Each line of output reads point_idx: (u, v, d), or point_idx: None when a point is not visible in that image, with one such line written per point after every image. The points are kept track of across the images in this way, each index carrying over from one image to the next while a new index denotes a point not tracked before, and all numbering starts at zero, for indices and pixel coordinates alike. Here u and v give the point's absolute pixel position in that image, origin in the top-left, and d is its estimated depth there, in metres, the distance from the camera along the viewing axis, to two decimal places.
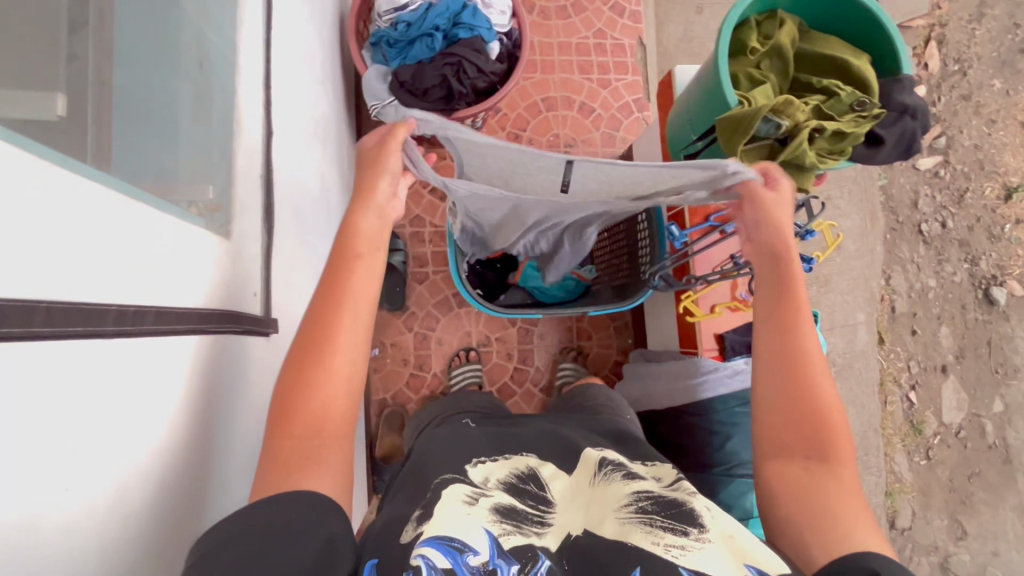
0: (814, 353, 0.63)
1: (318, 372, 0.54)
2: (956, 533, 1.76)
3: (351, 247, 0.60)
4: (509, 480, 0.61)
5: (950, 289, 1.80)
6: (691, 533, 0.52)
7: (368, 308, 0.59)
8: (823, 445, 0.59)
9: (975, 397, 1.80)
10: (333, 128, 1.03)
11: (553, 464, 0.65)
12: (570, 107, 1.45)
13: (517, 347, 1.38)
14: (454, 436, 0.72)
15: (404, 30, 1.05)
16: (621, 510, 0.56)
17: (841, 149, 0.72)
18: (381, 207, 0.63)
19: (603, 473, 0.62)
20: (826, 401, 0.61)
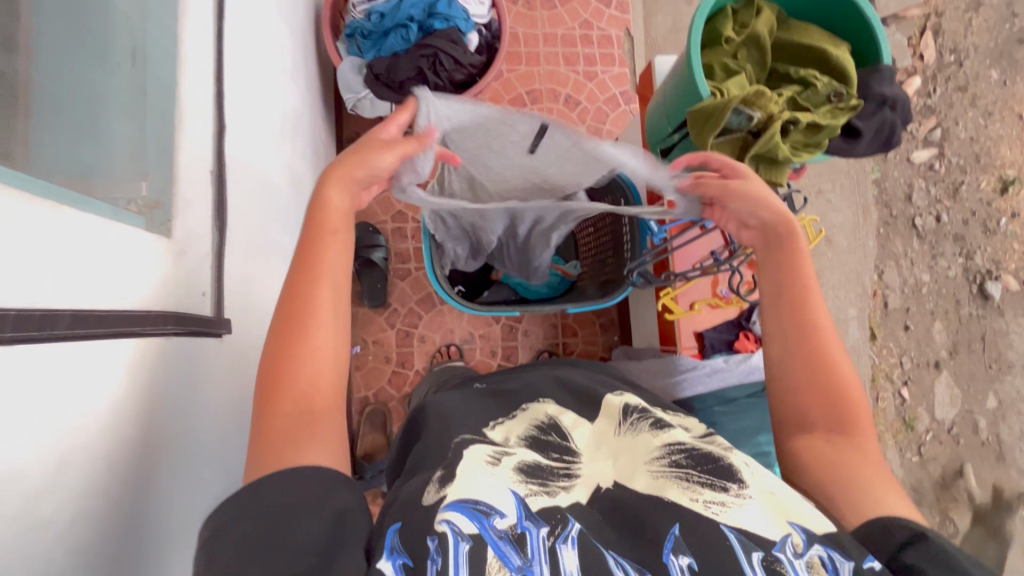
0: (828, 330, 0.59)
1: (300, 346, 0.52)
2: (948, 531, 1.75)
3: (325, 221, 0.56)
4: (530, 434, 0.58)
5: (943, 284, 1.77)
6: (731, 489, 0.49)
7: (344, 282, 0.56)
8: (841, 411, 0.56)
9: (969, 393, 1.78)
10: (308, 121, 1.01)
11: (573, 411, 0.64)
12: (555, 100, 1.43)
13: (501, 344, 1.36)
14: (452, 405, 0.69)
15: (378, 21, 1.03)
16: (652, 463, 0.53)
17: (818, 142, 0.71)
18: (358, 188, 0.59)
19: (629, 423, 0.59)
20: (850, 387, 0.57)
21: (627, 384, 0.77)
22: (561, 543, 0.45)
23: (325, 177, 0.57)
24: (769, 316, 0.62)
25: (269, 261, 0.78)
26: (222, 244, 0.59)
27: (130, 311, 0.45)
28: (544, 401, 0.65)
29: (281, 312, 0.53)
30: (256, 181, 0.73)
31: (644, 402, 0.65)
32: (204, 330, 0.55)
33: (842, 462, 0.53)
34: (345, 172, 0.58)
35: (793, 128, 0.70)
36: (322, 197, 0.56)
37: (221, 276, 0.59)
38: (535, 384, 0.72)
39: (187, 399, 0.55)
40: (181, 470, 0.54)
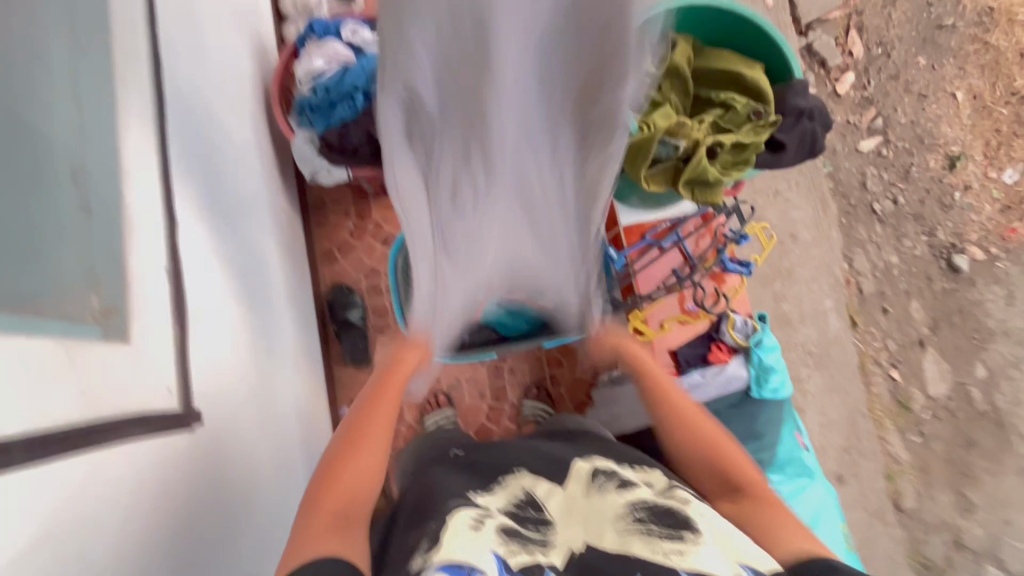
0: (710, 427, 0.75)
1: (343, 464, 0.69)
2: (963, 507, 1.74)
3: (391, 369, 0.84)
4: (508, 508, 0.58)
5: (912, 263, 1.83)
6: (687, 538, 0.52)
7: (377, 457, 0.72)
8: (734, 475, 0.70)
9: (957, 365, 1.81)
10: (268, 198, 1.04)
11: (546, 477, 0.64)
12: None
13: (489, 386, 1.37)
14: (428, 482, 0.67)
15: (324, 94, 1.06)
16: (617, 522, 0.54)
17: (745, 158, 0.75)
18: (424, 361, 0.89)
19: (596, 483, 0.60)
20: (727, 453, 0.72)
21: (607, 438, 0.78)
22: None
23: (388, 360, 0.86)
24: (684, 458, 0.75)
25: (244, 344, 0.80)
26: (186, 338, 0.60)
27: (93, 421, 0.45)
28: (519, 473, 0.64)
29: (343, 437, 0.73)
30: (218, 269, 0.75)
31: (612, 462, 0.66)
32: (174, 427, 0.55)
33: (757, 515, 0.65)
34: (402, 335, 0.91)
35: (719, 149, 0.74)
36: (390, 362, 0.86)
37: (187, 371, 0.59)
38: (513, 453, 0.71)
39: (166, 500, 0.55)
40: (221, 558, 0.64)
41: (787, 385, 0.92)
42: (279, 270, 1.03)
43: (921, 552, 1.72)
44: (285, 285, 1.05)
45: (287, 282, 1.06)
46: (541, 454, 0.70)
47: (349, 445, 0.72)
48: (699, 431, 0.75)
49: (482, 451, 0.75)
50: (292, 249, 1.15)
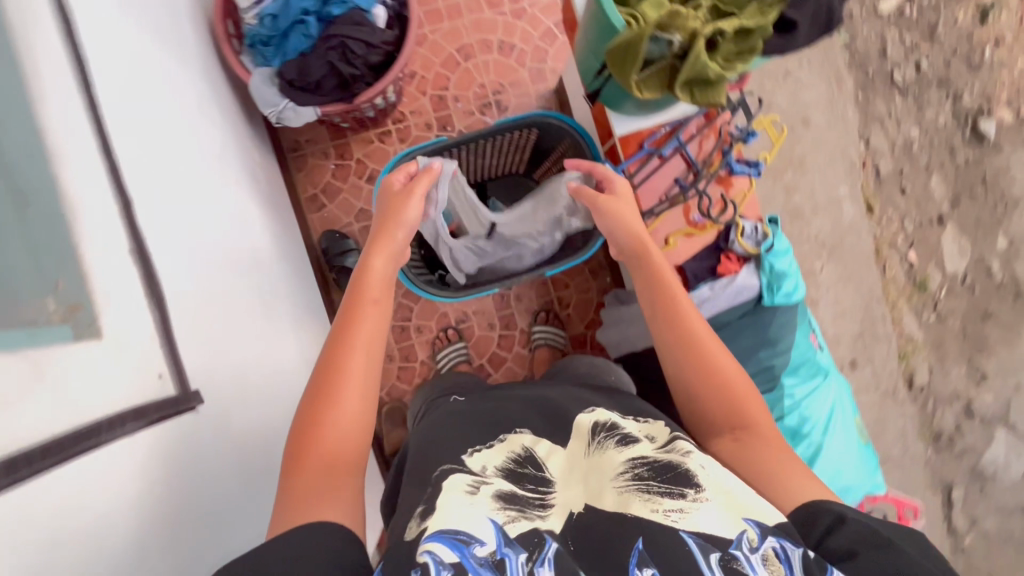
0: (711, 341, 0.68)
1: (324, 409, 0.56)
2: (976, 377, 1.77)
3: (368, 290, 0.65)
4: (507, 466, 0.58)
5: (934, 135, 1.72)
6: (689, 494, 0.51)
7: (367, 381, 0.59)
8: (735, 417, 0.63)
9: (977, 239, 1.75)
10: (235, 152, 0.97)
11: (548, 437, 0.63)
12: (489, 50, 1.37)
13: (497, 315, 1.37)
14: (430, 434, 0.67)
15: (272, 22, 0.94)
16: (617, 479, 0.55)
17: (750, 47, 0.62)
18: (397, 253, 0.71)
19: (597, 442, 0.60)
20: (736, 385, 0.64)
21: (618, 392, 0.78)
22: (539, 566, 0.46)
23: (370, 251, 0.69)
24: (671, 366, 0.68)
25: (237, 313, 0.77)
26: (168, 318, 0.58)
27: (79, 426, 0.44)
28: (521, 430, 0.63)
29: (318, 377, 0.59)
30: (193, 238, 0.71)
31: (614, 415, 0.65)
32: (173, 412, 0.55)
33: (759, 459, 0.59)
34: (386, 245, 0.70)
35: (720, 39, 0.61)
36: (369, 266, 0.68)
37: (177, 353, 0.58)
38: (516, 403, 0.71)
39: (177, 478, 0.56)
40: (210, 508, 0.61)
41: (799, 290, 0.88)
42: (262, 227, 0.98)
43: (932, 423, 1.78)
44: (272, 242, 1.01)
45: (273, 239, 1.02)
46: (546, 405, 0.69)
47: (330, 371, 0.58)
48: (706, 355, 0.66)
49: (485, 402, 0.74)
50: (272, 201, 1.09)
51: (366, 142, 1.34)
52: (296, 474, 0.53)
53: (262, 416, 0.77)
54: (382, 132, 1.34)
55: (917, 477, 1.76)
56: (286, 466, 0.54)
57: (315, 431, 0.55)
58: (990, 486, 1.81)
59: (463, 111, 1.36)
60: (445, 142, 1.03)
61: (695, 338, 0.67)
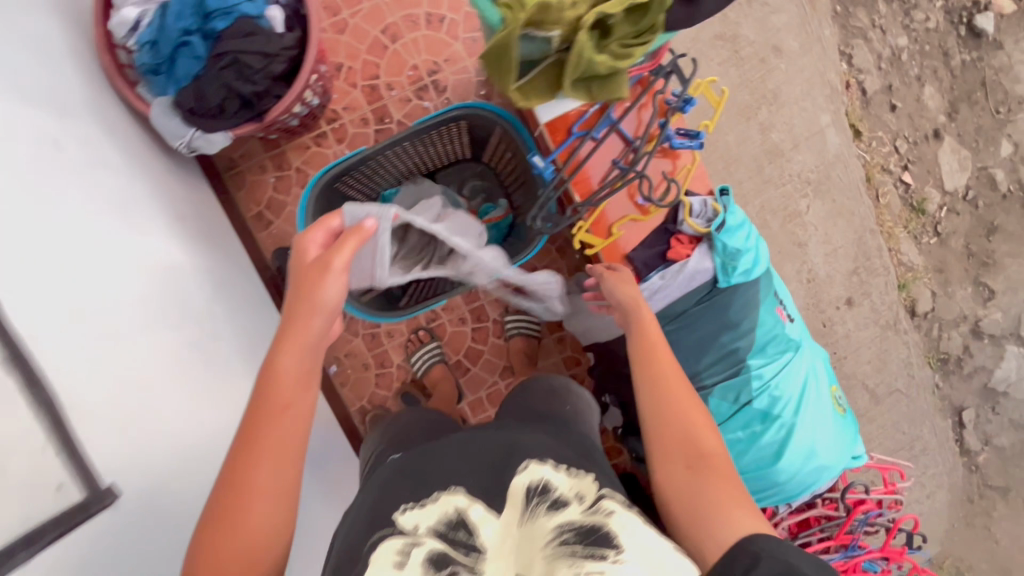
0: (683, 391, 0.69)
1: (228, 523, 0.54)
2: (983, 296, 1.69)
3: (277, 396, 0.58)
4: (438, 527, 0.58)
5: (925, 41, 1.56)
6: (609, 558, 0.53)
7: (275, 492, 0.56)
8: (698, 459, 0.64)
9: (978, 149, 1.62)
10: (148, 195, 0.91)
11: (481, 490, 0.62)
12: (416, 26, 1.25)
13: (467, 309, 1.33)
14: (370, 496, 0.67)
15: (153, 50, 0.87)
16: (546, 547, 0.55)
17: (648, 26, 0.53)
18: (315, 343, 0.61)
19: (531, 506, 0.59)
20: (702, 432, 0.66)
21: (574, 431, 0.77)
22: None
23: (279, 343, 0.60)
24: (645, 416, 0.69)
25: (158, 380, 0.74)
26: (64, 422, 0.55)
27: None
28: (455, 486, 0.63)
29: (219, 488, 0.56)
30: (92, 315, 0.67)
31: (547, 466, 0.64)
32: (81, 518, 0.54)
33: (706, 497, 0.61)
34: (298, 338, 0.60)
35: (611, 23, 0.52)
36: (277, 366, 0.59)
37: (76, 455, 0.55)
38: (462, 454, 0.69)
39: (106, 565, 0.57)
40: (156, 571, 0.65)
41: (759, 265, 0.82)
42: (194, 270, 0.95)
43: (938, 349, 1.71)
44: (206, 283, 0.97)
45: (208, 279, 0.98)
46: (493, 456, 0.68)
47: (234, 488, 0.55)
48: (680, 407, 0.67)
49: (434, 447, 0.73)
50: (205, 235, 1.04)
51: (302, 148, 1.26)
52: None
53: (195, 486, 0.75)
54: (317, 135, 1.26)
55: (925, 405, 1.72)
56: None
57: (218, 540, 0.54)
58: (1002, 404, 1.75)
59: (398, 98, 1.26)
60: (367, 150, 0.96)
61: (669, 387, 0.69)
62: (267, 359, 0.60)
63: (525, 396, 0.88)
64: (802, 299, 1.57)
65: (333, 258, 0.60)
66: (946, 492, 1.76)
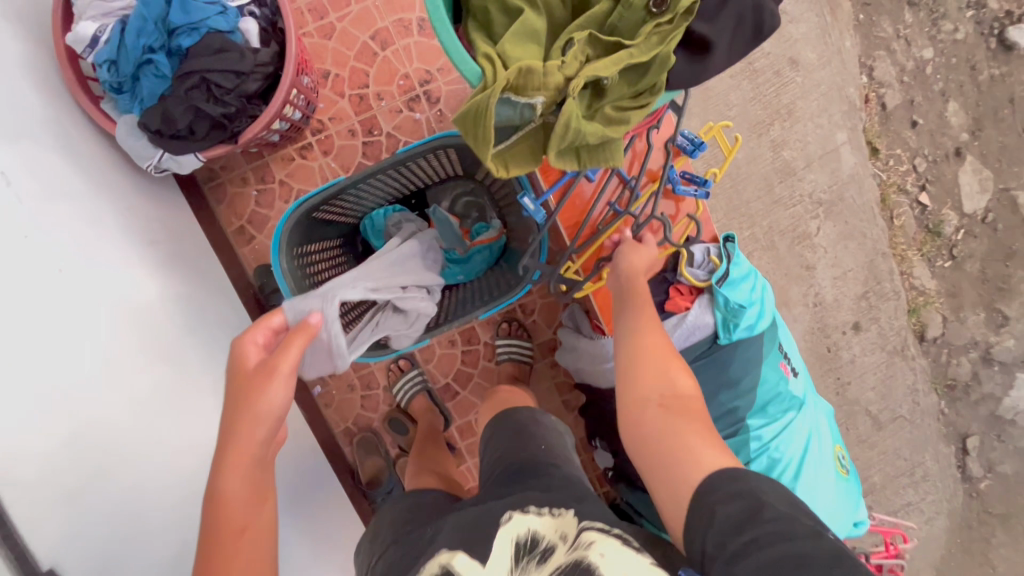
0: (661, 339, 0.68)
1: None
2: (995, 322, 1.62)
3: (230, 521, 0.56)
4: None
5: (952, 53, 1.47)
6: None
7: None
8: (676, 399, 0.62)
9: (1001, 169, 1.53)
10: (114, 222, 0.86)
11: (467, 544, 0.58)
12: (408, 32, 1.17)
13: (457, 331, 1.27)
14: None
15: (113, 70, 0.79)
16: None
17: (645, 87, 0.50)
18: (260, 456, 0.59)
19: (521, 567, 0.55)
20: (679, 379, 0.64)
21: (567, 477, 0.71)
22: None
23: (221, 465, 0.58)
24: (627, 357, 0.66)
25: (122, 434, 0.70)
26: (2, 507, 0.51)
27: None
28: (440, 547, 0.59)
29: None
30: (37, 377, 0.61)
31: (525, 517, 0.60)
32: None
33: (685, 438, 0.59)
34: (240, 455, 0.58)
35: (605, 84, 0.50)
36: (222, 490, 0.56)
37: (16, 541, 0.51)
38: (447, 526, 0.64)
39: None
40: None
41: (763, 319, 0.77)
42: (168, 298, 0.90)
43: (946, 375, 1.65)
44: (179, 313, 0.91)
45: (182, 307, 0.92)
46: (471, 522, 0.62)
47: None
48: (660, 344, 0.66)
49: (425, 528, 0.68)
50: (180, 258, 0.99)
51: (286, 160, 1.20)
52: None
53: (163, 545, 0.71)
54: (302, 146, 1.19)
55: (929, 431, 1.66)
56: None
57: None
58: (1009, 432, 1.69)
59: (388, 109, 1.19)
60: (347, 179, 0.90)
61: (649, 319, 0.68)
62: (212, 483, 0.57)
63: (510, 430, 0.83)
64: (807, 323, 1.52)
65: (280, 364, 0.61)
66: (946, 518, 1.72)
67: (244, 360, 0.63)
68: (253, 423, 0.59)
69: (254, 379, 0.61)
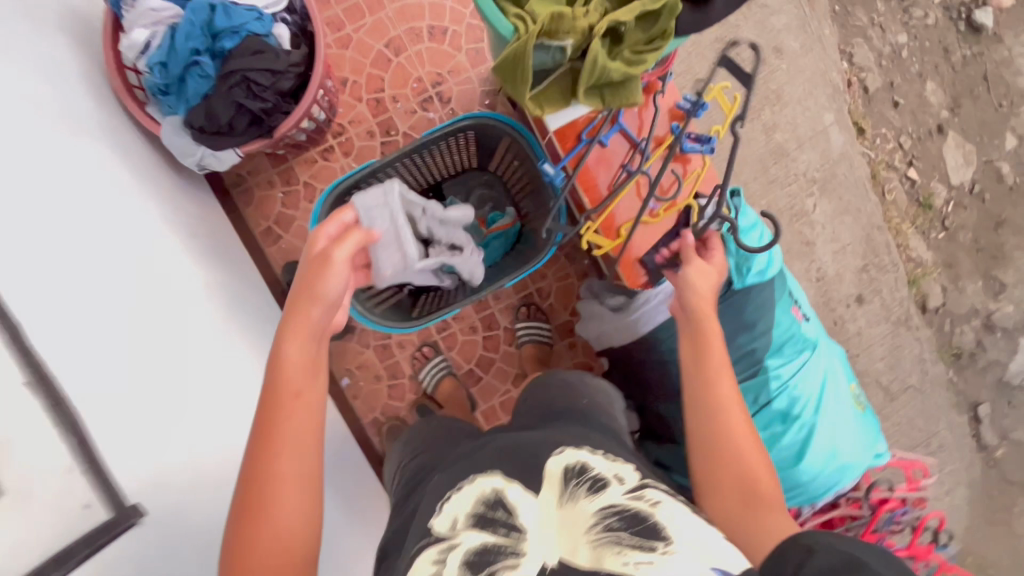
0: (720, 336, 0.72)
1: (262, 513, 0.56)
2: (993, 289, 1.67)
3: (287, 386, 0.62)
4: (478, 512, 0.60)
5: (924, 37, 1.57)
6: (658, 548, 0.54)
7: (303, 474, 0.59)
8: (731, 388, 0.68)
9: (982, 143, 1.62)
10: (160, 213, 0.92)
11: (519, 473, 0.63)
12: (419, 39, 1.26)
13: (478, 318, 1.32)
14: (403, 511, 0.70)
15: (163, 71, 0.88)
16: (590, 532, 0.56)
17: (660, 30, 0.57)
18: (313, 335, 0.66)
19: (569, 491, 0.60)
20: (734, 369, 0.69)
21: (604, 423, 0.78)
22: None
23: (283, 336, 0.65)
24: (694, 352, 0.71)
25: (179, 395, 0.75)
26: (91, 442, 0.55)
27: None
28: (493, 469, 0.64)
29: (242, 487, 0.58)
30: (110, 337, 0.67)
31: (583, 452, 0.65)
32: (107, 538, 0.53)
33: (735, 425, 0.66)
34: (301, 327, 0.65)
35: (623, 29, 0.57)
36: (283, 357, 0.64)
37: (104, 473, 0.55)
38: (492, 445, 0.70)
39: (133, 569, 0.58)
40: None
41: (773, 266, 0.83)
42: (209, 283, 0.96)
43: (951, 344, 1.70)
44: (219, 298, 0.97)
45: (222, 294, 0.98)
46: (518, 448, 0.68)
47: (258, 478, 0.57)
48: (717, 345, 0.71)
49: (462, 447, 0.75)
50: (217, 251, 1.05)
51: (309, 163, 1.27)
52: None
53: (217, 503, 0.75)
54: (324, 149, 1.27)
55: (940, 401, 1.70)
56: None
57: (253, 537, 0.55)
58: (1018, 397, 1.72)
59: (404, 110, 1.27)
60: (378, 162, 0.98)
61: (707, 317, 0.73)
62: (274, 351, 0.64)
63: (545, 387, 0.90)
64: (812, 298, 1.57)
65: (348, 237, 0.70)
66: (966, 489, 1.73)
67: (313, 245, 0.71)
68: (315, 299, 0.67)
69: (320, 258, 0.69)
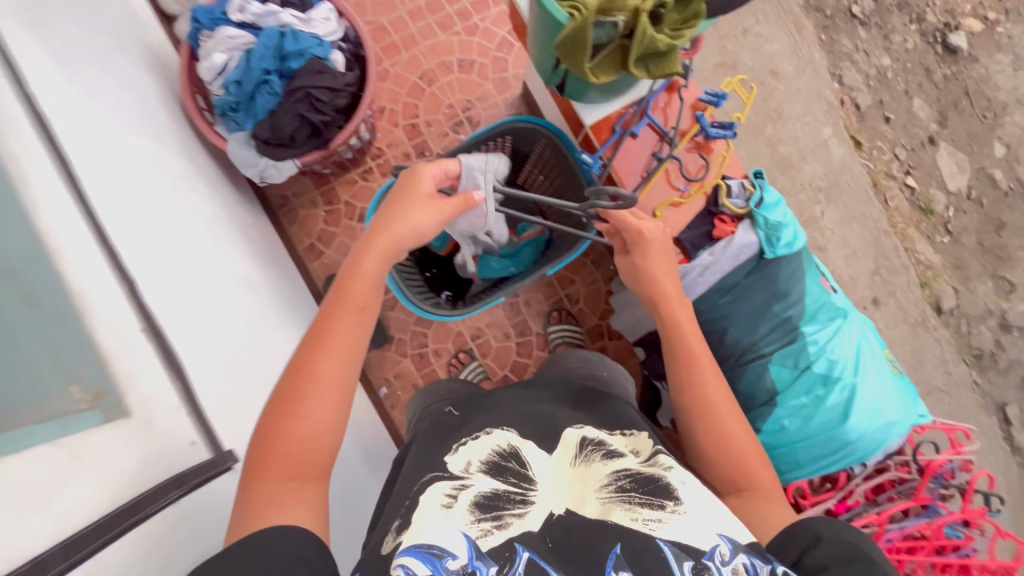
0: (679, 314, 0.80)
1: (300, 404, 0.60)
2: (1004, 289, 1.72)
3: (354, 297, 0.66)
4: (492, 458, 0.63)
5: (906, 59, 1.71)
6: (667, 506, 0.57)
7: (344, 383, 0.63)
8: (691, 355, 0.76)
9: (973, 152, 1.72)
10: (225, 219, 1.00)
11: (536, 435, 0.68)
12: (450, 70, 1.40)
13: (511, 324, 1.37)
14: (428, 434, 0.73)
15: (238, 89, 0.99)
16: (601, 491, 0.60)
17: (694, 11, 0.66)
18: (386, 258, 0.70)
19: (582, 455, 0.65)
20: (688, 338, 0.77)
21: (615, 393, 0.83)
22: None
23: (362, 251, 0.70)
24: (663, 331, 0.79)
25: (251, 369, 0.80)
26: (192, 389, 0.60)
27: (120, 506, 0.48)
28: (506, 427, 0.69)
29: (288, 377, 0.62)
30: (197, 305, 0.72)
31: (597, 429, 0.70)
32: (209, 475, 0.57)
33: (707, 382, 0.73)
34: (377, 248, 0.70)
35: (663, 11, 0.66)
36: (359, 269, 0.68)
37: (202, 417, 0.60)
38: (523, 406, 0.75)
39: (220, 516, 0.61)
40: None
41: (799, 238, 0.89)
42: (267, 283, 1.02)
43: (971, 345, 1.72)
44: (275, 297, 1.03)
45: (277, 295, 1.04)
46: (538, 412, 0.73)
47: (303, 375, 0.61)
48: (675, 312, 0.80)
49: (491, 398, 0.80)
50: (271, 258, 1.12)
51: (350, 183, 1.36)
52: (260, 474, 0.58)
53: None
54: (364, 170, 1.37)
55: (968, 402, 1.70)
56: (250, 465, 0.58)
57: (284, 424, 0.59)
58: None
59: (437, 134, 1.38)
60: None
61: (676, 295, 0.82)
62: (352, 265, 0.69)
63: (557, 366, 0.96)
64: None
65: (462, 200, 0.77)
66: (1007, 493, 1.70)
67: (427, 173, 0.78)
68: (407, 231, 0.72)
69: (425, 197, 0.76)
